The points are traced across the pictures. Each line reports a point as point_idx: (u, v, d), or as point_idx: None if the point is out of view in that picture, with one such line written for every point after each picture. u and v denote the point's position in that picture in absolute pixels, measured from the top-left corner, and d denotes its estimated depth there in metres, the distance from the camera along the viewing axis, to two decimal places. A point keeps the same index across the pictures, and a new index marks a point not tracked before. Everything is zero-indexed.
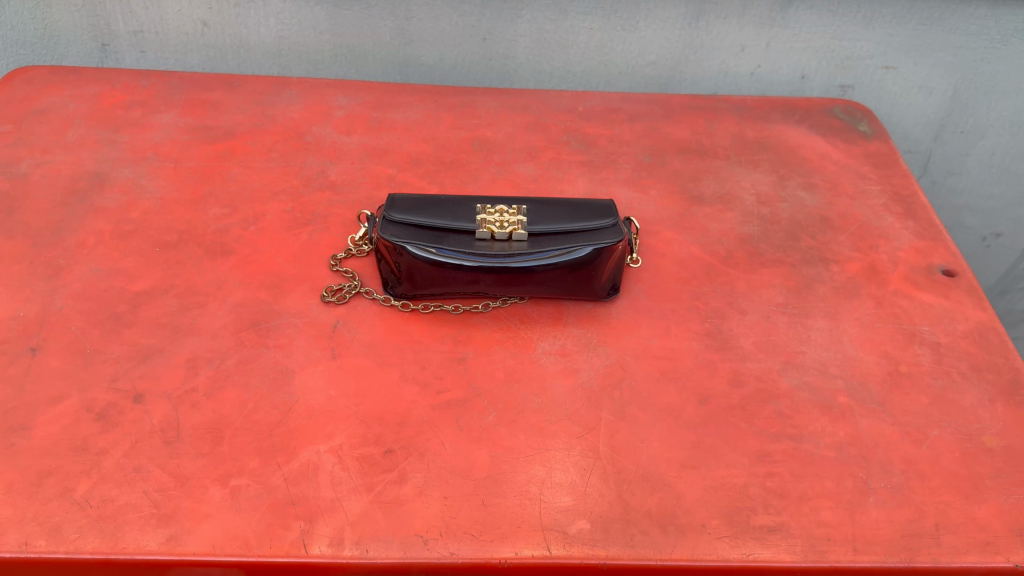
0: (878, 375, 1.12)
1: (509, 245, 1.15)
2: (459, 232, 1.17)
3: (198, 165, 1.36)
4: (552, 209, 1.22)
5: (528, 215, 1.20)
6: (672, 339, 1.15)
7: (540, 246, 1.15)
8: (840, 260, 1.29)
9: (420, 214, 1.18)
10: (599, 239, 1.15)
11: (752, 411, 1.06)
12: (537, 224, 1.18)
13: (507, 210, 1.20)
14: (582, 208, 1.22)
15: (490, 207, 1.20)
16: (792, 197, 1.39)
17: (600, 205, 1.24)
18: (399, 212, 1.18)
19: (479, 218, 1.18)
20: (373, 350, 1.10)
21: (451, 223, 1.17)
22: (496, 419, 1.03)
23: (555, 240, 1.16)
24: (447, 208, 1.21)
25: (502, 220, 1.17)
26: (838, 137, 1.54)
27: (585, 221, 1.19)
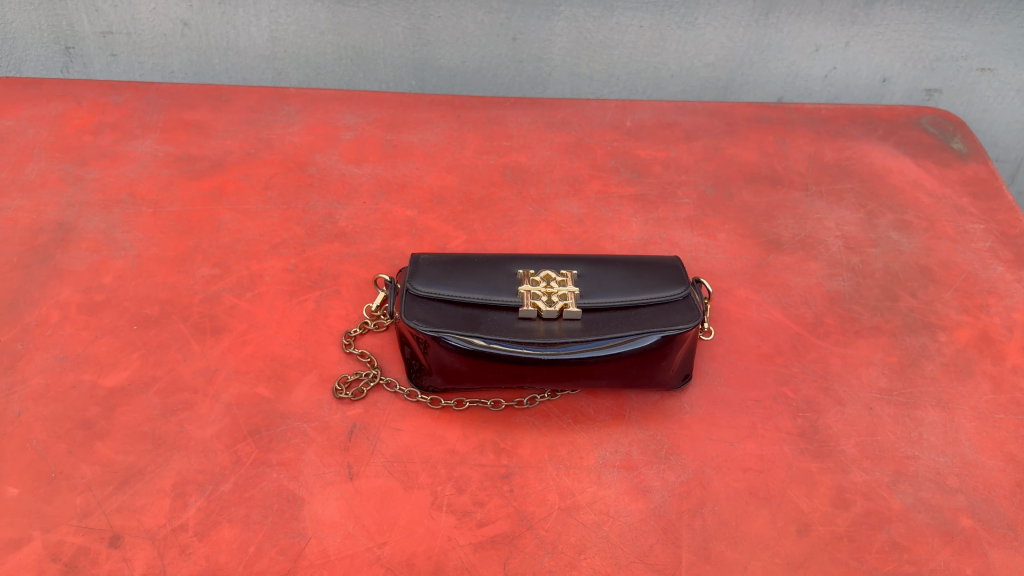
0: (1005, 487, 0.93)
1: (560, 329, 0.93)
2: (498, 308, 0.96)
3: (180, 210, 1.14)
4: (610, 275, 1.01)
5: (581, 284, 0.99)
6: (758, 442, 0.96)
7: (597, 329, 0.94)
8: (947, 326, 1.09)
9: (450, 285, 0.97)
10: (669, 322, 0.94)
11: (862, 543, 0.88)
12: (593, 296, 0.97)
13: (556, 277, 0.99)
14: (645, 274, 1.01)
15: (535, 273, 0.99)
16: (884, 240, 1.19)
17: (664, 266, 1.03)
18: (424, 281, 0.97)
19: (522, 291, 0.96)
20: (398, 466, 0.90)
21: (488, 296, 0.96)
22: (552, 563, 0.84)
23: (615, 320, 0.95)
24: (482, 274, 1.00)
25: (549, 292, 0.96)
26: (929, 158, 1.33)
27: (650, 295, 0.97)
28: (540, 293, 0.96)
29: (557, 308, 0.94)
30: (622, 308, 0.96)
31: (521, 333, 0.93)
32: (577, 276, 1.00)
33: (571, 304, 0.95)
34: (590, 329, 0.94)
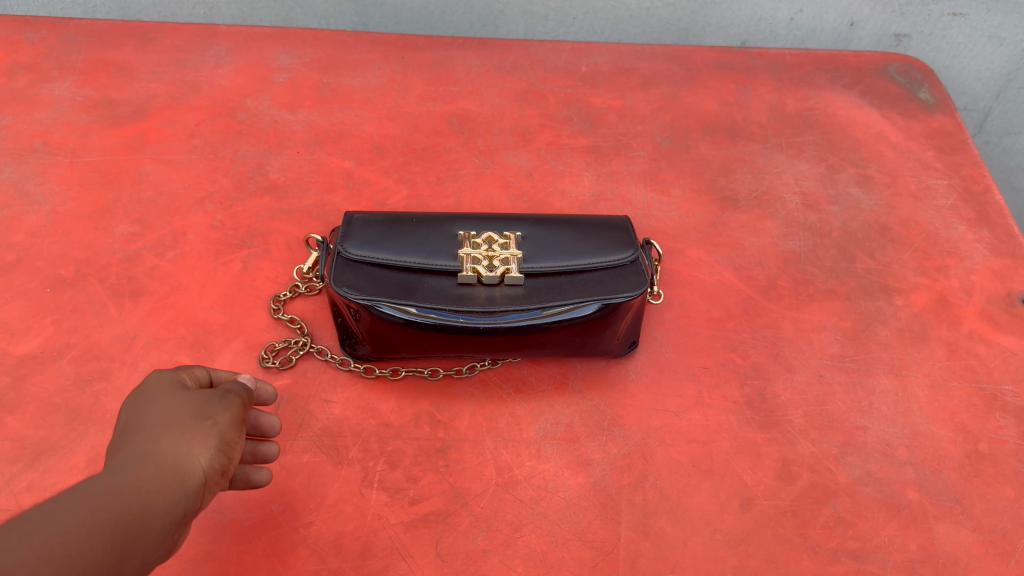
0: (954, 460, 0.91)
1: (501, 296, 0.88)
2: (436, 272, 0.90)
3: (99, 160, 1.07)
4: (555, 237, 0.95)
5: (525, 247, 0.93)
6: (704, 411, 0.92)
7: (540, 296, 0.89)
8: (904, 289, 1.05)
9: (385, 248, 0.90)
10: (615, 290, 0.89)
11: (807, 519, 0.86)
12: (537, 260, 0.92)
13: (498, 239, 0.93)
14: (593, 236, 0.96)
15: (476, 235, 0.93)
16: (844, 196, 1.14)
17: (614, 226, 0.97)
18: (357, 242, 0.90)
19: (462, 254, 0.90)
20: (327, 441, 0.86)
21: (426, 259, 0.90)
22: (486, 542, 0.81)
23: (560, 286, 0.90)
24: (421, 234, 0.94)
25: (490, 256, 0.90)
26: (895, 109, 1.28)
27: (597, 260, 0.92)
28: (480, 256, 0.90)
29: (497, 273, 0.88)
30: (567, 274, 0.91)
31: (459, 301, 0.87)
32: (520, 238, 0.94)
33: (513, 269, 0.89)
34: (533, 296, 0.89)
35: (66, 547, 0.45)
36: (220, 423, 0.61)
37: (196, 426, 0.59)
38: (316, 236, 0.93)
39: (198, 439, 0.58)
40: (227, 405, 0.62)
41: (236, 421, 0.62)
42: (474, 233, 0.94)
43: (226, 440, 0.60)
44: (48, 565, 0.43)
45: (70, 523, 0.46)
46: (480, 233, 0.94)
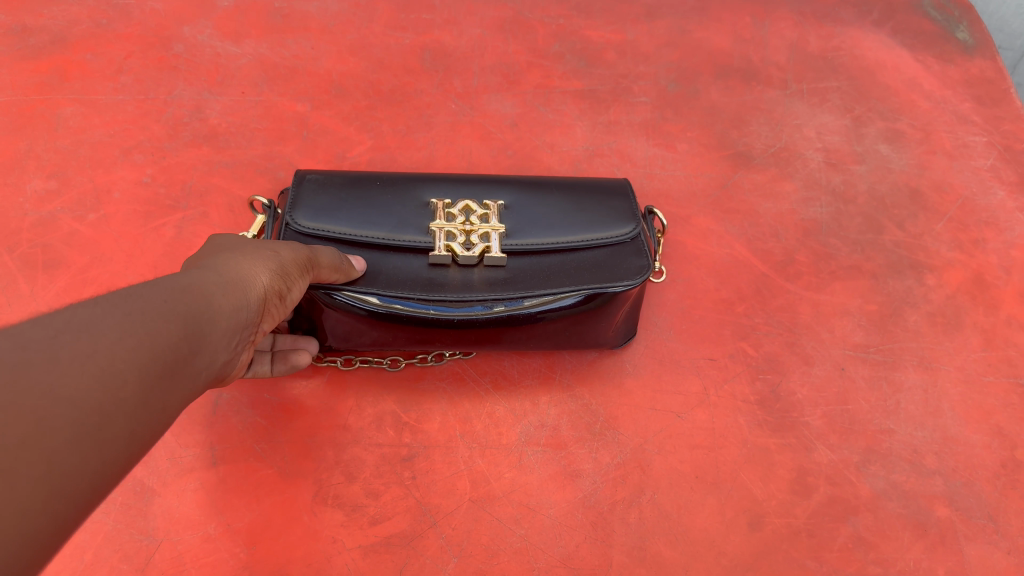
0: (989, 469, 0.81)
1: (480, 281, 0.75)
2: (402, 247, 0.75)
3: (8, 100, 0.90)
4: (544, 205, 0.81)
5: (509, 217, 0.79)
6: (709, 412, 0.81)
7: (526, 281, 0.75)
8: (936, 266, 0.93)
9: (343, 217, 0.75)
10: (612, 276, 0.76)
11: (823, 539, 0.76)
12: (523, 236, 0.77)
13: (477, 209, 0.78)
14: (587, 206, 0.81)
15: (450, 203, 0.79)
16: (871, 155, 1.01)
17: (613, 193, 0.83)
18: (308, 209, 0.75)
19: (434, 227, 0.76)
20: (275, 448, 0.74)
21: (392, 232, 0.75)
22: (458, 569, 0.70)
23: (548, 269, 0.76)
24: (386, 200, 0.78)
25: (467, 231, 0.76)
26: (929, 51, 1.13)
27: (592, 237, 0.78)
28: (455, 232, 0.75)
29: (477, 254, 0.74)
30: (557, 254, 0.77)
31: (430, 286, 0.74)
32: (503, 207, 0.80)
33: (494, 247, 0.76)
34: (517, 281, 0.75)
35: (160, 309, 0.43)
36: (286, 254, 0.60)
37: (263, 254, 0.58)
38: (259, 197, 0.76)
39: (257, 260, 0.57)
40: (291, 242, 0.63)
41: (303, 258, 0.62)
42: (448, 200, 0.79)
43: (286, 267, 0.59)
44: (155, 315, 0.43)
45: (157, 293, 0.45)
46: (456, 200, 0.79)
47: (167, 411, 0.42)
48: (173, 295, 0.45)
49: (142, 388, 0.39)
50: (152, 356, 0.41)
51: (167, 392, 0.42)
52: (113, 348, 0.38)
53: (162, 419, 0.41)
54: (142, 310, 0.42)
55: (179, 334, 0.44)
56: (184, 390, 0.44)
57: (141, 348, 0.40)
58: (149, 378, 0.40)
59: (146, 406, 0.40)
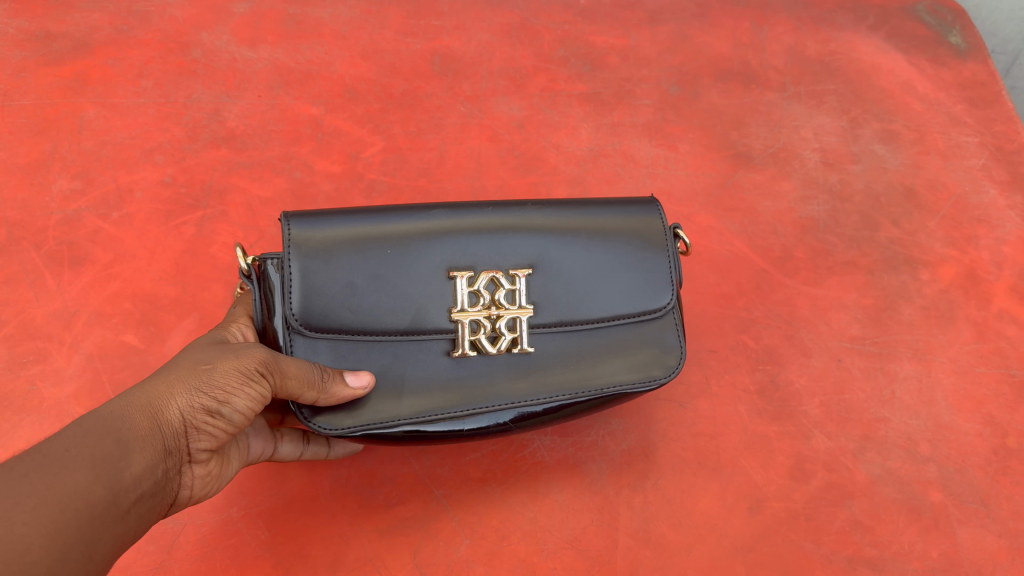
0: (980, 456, 0.84)
1: (515, 384, 0.68)
2: (427, 342, 0.68)
3: (34, 103, 0.94)
4: (572, 266, 0.72)
5: (536, 292, 0.71)
6: (711, 401, 0.84)
7: (563, 374, 0.69)
8: (930, 261, 0.96)
9: (355, 310, 0.66)
10: (650, 366, 0.71)
11: (821, 522, 0.78)
12: (552, 316, 0.71)
13: (505, 283, 0.69)
14: (615, 262, 0.73)
15: (474, 274, 0.69)
16: (867, 155, 1.04)
17: (640, 231, 0.75)
18: (315, 308, 0.64)
19: (460, 312, 0.68)
20: None
21: (409, 325, 0.67)
22: (470, 550, 0.73)
23: (584, 355, 0.71)
24: (396, 266, 0.67)
25: (493, 315, 0.68)
26: (924, 54, 1.17)
27: (625, 311, 0.72)
28: (481, 319, 0.68)
29: (503, 349, 0.68)
30: (588, 331, 0.71)
31: (461, 393, 0.67)
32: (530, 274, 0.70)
33: (524, 339, 0.69)
34: (549, 375, 0.69)
35: (63, 461, 0.46)
36: (226, 366, 0.57)
37: (193, 374, 0.56)
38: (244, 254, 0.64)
39: (186, 378, 0.56)
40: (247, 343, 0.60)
41: (252, 361, 0.58)
42: (469, 271, 0.69)
43: (227, 376, 0.57)
44: (58, 470, 0.46)
45: (62, 445, 0.48)
46: (476, 267, 0.69)
47: (88, 556, 0.46)
48: (80, 444, 0.48)
49: (51, 546, 0.43)
50: (61, 512, 0.45)
51: (86, 543, 0.46)
52: (13, 511, 0.43)
53: (81, 568, 0.45)
54: (44, 469, 0.45)
55: (89, 487, 0.47)
56: (104, 533, 0.47)
57: (43, 506, 0.44)
58: (60, 535, 0.44)
59: (57, 561, 0.44)
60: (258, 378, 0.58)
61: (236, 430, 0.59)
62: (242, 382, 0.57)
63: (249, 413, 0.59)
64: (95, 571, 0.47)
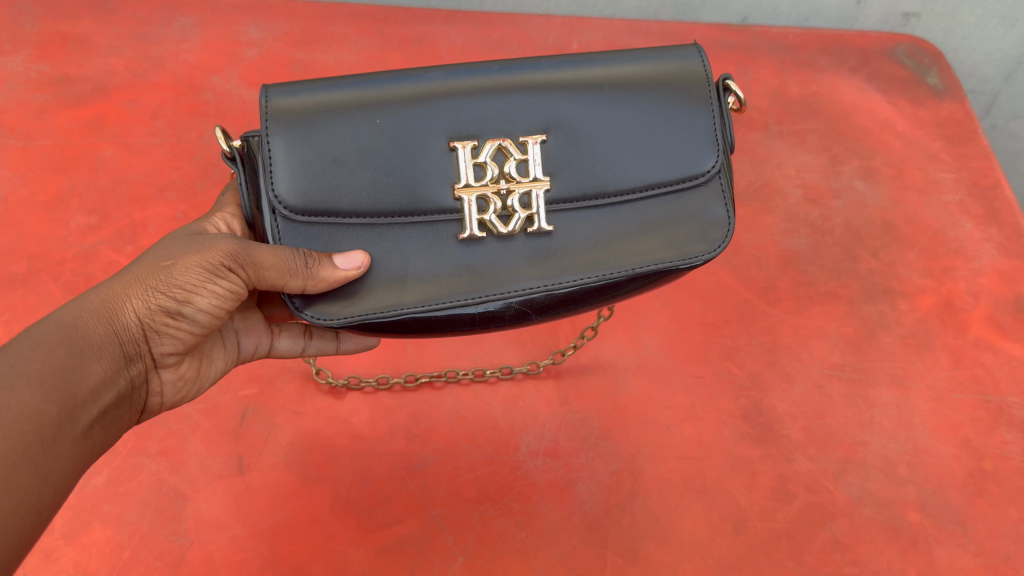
0: (957, 478, 0.87)
1: (530, 268, 0.66)
2: (433, 224, 0.66)
3: (54, 143, 0.99)
4: (596, 125, 0.68)
5: (552, 162, 0.67)
6: (697, 424, 0.87)
7: (584, 257, 0.67)
8: (908, 292, 1.00)
9: (347, 186, 0.64)
10: (689, 244, 0.67)
11: (802, 542, 0.81)
12: (572, 192, 0.68)
13: (513, 153, 0.66)
14: (649, 122, 0.69)
15: (477, 145, 0.66)
16: (847, 190, 1.09)
17: (680, 84, 0.70)
18: (304, 185, 0.63)
19: (463, 188, 0.65)
20: (297, 459, 0.81)
21: (408, 205, 0.65)
22: (465, 568, 0.76)
23: (607, 231, 0.68)
24: (392, 138, 0.65)
25: (501, 191, 0.66)
26: (902, 94, 1.22)
27: (660, 179, 0.68)
28: (488, 194, 0.66)
29: (517, 228, 0.66)
30: (617, 205, 0.68)
31: (469, 278, 0.65)
32: (544, 140, 0.67)
33: (536, 215, 0.66)
34: (568, 256, 0.67)
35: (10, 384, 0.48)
36: (187, 263, 0.58)
37: (151, 272, 0.58)
38: (224, 138, 0.63)
39: (144, 279, 0.58)
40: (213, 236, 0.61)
41: (218, 256, 0.58)
42: (473, 140, 0.66)
43: (186, 275, 0.58)
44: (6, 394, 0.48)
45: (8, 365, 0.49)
46: (481, 136, 0.66)
47: (41, 481, 0.48)
48: (28, 365, 0.50)
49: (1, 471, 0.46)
50: (11, 423, 0.47)
51: (36, 466, 0.48)
52: None
53: (35, 491, 0.48)
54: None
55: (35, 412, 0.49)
56: (55, 453, 0.50)
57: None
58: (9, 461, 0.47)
59: (8, 486, 0.46)
60: (224, 273, 0.59)
61: (204, 326, 0.62)
62: (205, 278, 0.58)
63: (216, 308, 0.60)
64: (52, 493, 0.49)
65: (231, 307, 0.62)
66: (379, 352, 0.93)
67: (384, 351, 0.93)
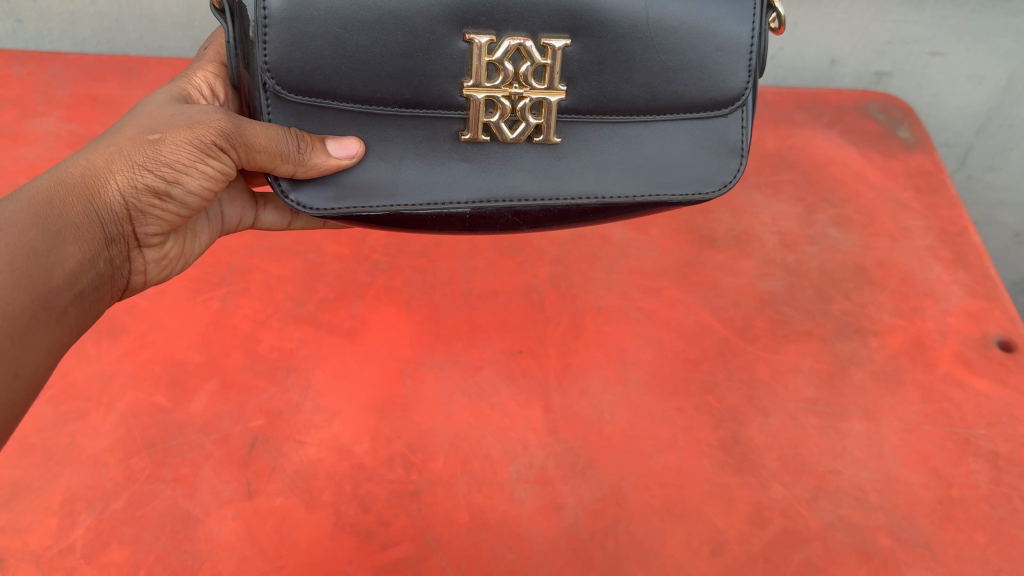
0: (926, 504, 0.89)
1: (528, 177, 0.78)
2: (432, 120, 0.75)
3: None
4: (627, 30, 0.76)
5: (573, 67, 0.76)
6: (678, 454, 0.93)
7: (580, 175, 0.80)
8: (879, 330, 1.06)
9: (356, 64, 0.71)
10: (696, 179, 0.82)
11: (778, 565, 0.84)
12: (588, 108, 0.78)
13: (532, 57, 0.73)
14: (683, 34, 0.77)
15: (496, 39, 0.72)
16: (821, 236, 1.18)
17: (721, 9, 0.78)
18: (317, 66, 0.70)
19: (473, 86, 0.73)
20: (300, 483, 0.86)
21: (410, 99, 0.73)
22: None
23: (607, 153, 0.80)
24: (409, 19, 0.70)
25: (513, 94, 0.74)
26: (875, 148, 1.35)
27: (670, 107, 0.80)
28: (499, 97, 0.74)
29: (521, 135, 0.76)
30: (624, 126, 0.80)
31: (473, 181, 0.77)
32: (567, 44, 0.74)
33: (531, 121, 0.76)
34: (567, 175, 0.79)
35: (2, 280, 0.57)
36: (178, 143, 0.68)
37: (139, 155, 0.68)
38: None
39: (130, 163, 0.68)
40: (201, 112, 0.70)
41: (210, 135, 0.68)
42: (492, 36, 0.72)
43: (172, 160, 0.68)
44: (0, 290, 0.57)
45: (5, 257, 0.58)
46: (501, 32, 0.72)
47: (15, 374, 0.58)
48: (18, 259, 0.59)
49: None
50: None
51: (13, 359, 0.57)
52: None
53: (12, 379, 0.57)
54: None
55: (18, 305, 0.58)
56: (32, 344, 0.59)
57: None
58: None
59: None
60: (214, 151, 0.69)
61: (183, 203, 0.73)
62: (195, 156, 0.69)
63: (196, 186, 0.71)
64: (26, 381, 0.59)
65: (213, 186, 0.73)
66: (379, 386, 0.97)
67: (385, 384, 0.97)
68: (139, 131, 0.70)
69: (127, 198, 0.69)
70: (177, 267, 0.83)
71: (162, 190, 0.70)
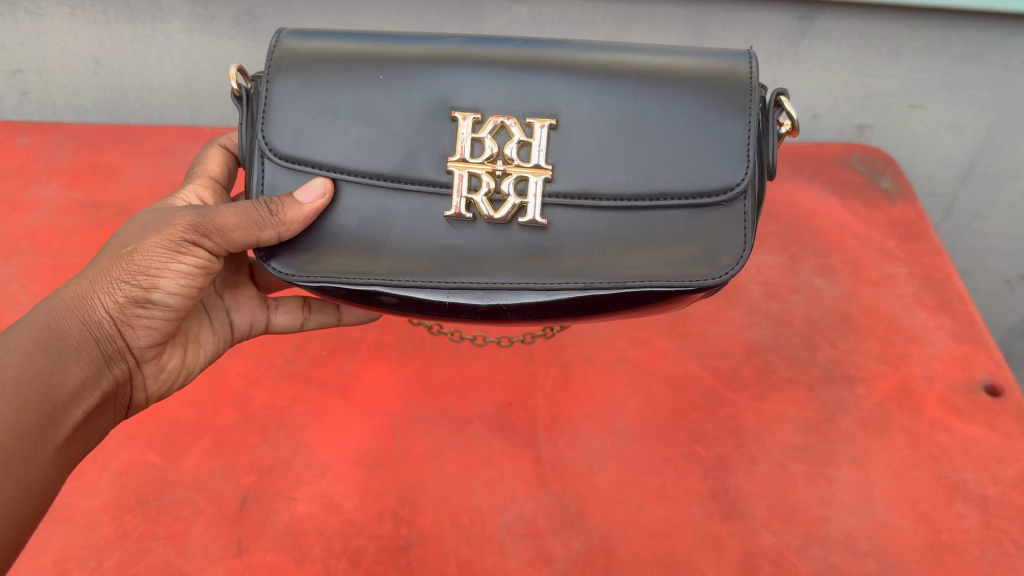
0: (916, 550, 0.88)
1: (515, 262, 0.78)
2: (415, 200, 0.78)
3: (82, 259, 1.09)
4: (611, 119, 0.78)
5: (557, 151, 0.78)
6: (667, 504, 0.93)
7: (572, 260, 0.77)
8: (865, 376, 1.08)
9: (337, 135, 0.79)
10: (700, 265, 0.76)
11: None
12: (578, 194, 0.77)
13: (514, 136, 0.77)
14: (675, 119, 0.77)
15: (484, 122, 0.77)
16: (805, 286, 1.21)
17: (720, 97, 0.78)
18: (302, 135, 0.79)
19: (458, 163, 0.77)
20: (289, 539, 0.87)
21: (394, 171, 0.78)
22: None
23: (603, 239, 0.77)
24: (397, 100, 0.79)
25: (497, 171, 0.77)
26: (858, 199, 1.39)
27: (674, 190, 0.76)
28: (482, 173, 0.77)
29: (507, 214, 0.77)
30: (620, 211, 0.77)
31: (453, 261, 0.78)
32: (551, 125, 0.77)
33: (516, 200, 0.77)
34: (557, 261, 0.78)
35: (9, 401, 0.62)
36: (152, 251, 0.74)
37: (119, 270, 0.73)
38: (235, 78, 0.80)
39: (111, 282, 0.74)
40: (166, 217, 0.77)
41: (178, 233, 0.74)
42: (477, 116, 0.77)
43: (148, 269, 0.74)
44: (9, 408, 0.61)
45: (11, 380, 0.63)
46: (485, 112, 0.78)
47: (26, 489, 0.62)
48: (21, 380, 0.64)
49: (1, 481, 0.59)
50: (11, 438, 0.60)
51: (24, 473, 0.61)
52: None
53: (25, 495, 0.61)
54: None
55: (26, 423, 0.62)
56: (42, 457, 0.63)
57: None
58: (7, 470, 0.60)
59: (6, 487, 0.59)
60: (187, 246, 0.74)
61: (169, 309, 0.78)
62: (168, 256, 0.74)
63: (175, 289, 0.76)
64: (38, 495, 0.63)
65: (192, 288, 0.78)
66: (369, 441, 0.98)
67: (375, 439, 0.99)
68: (116, 249, 0.76)
69: (115, 312, 0.74)
70: (179, 381, 0.86)
71: (144, 299, 0.75)
